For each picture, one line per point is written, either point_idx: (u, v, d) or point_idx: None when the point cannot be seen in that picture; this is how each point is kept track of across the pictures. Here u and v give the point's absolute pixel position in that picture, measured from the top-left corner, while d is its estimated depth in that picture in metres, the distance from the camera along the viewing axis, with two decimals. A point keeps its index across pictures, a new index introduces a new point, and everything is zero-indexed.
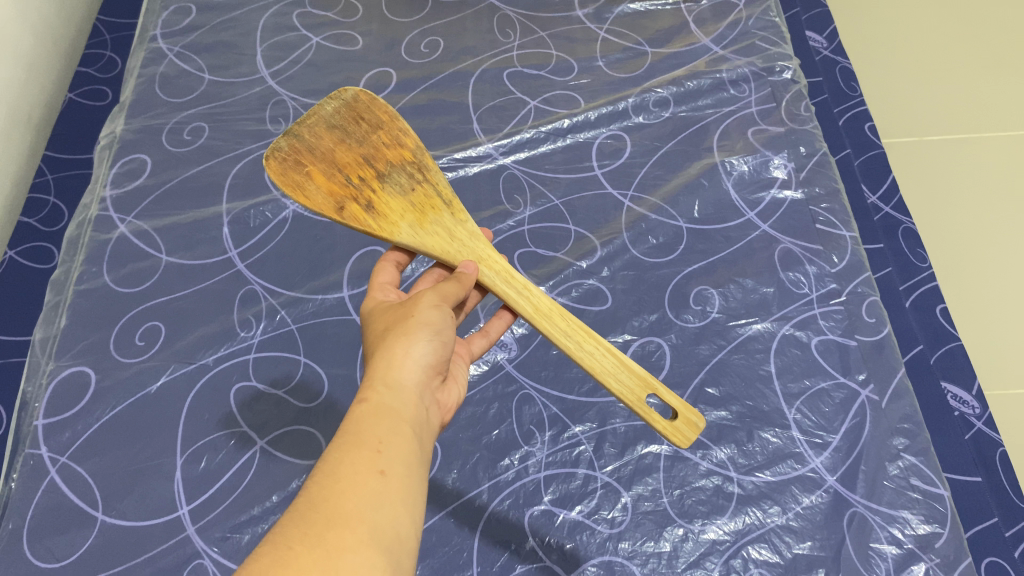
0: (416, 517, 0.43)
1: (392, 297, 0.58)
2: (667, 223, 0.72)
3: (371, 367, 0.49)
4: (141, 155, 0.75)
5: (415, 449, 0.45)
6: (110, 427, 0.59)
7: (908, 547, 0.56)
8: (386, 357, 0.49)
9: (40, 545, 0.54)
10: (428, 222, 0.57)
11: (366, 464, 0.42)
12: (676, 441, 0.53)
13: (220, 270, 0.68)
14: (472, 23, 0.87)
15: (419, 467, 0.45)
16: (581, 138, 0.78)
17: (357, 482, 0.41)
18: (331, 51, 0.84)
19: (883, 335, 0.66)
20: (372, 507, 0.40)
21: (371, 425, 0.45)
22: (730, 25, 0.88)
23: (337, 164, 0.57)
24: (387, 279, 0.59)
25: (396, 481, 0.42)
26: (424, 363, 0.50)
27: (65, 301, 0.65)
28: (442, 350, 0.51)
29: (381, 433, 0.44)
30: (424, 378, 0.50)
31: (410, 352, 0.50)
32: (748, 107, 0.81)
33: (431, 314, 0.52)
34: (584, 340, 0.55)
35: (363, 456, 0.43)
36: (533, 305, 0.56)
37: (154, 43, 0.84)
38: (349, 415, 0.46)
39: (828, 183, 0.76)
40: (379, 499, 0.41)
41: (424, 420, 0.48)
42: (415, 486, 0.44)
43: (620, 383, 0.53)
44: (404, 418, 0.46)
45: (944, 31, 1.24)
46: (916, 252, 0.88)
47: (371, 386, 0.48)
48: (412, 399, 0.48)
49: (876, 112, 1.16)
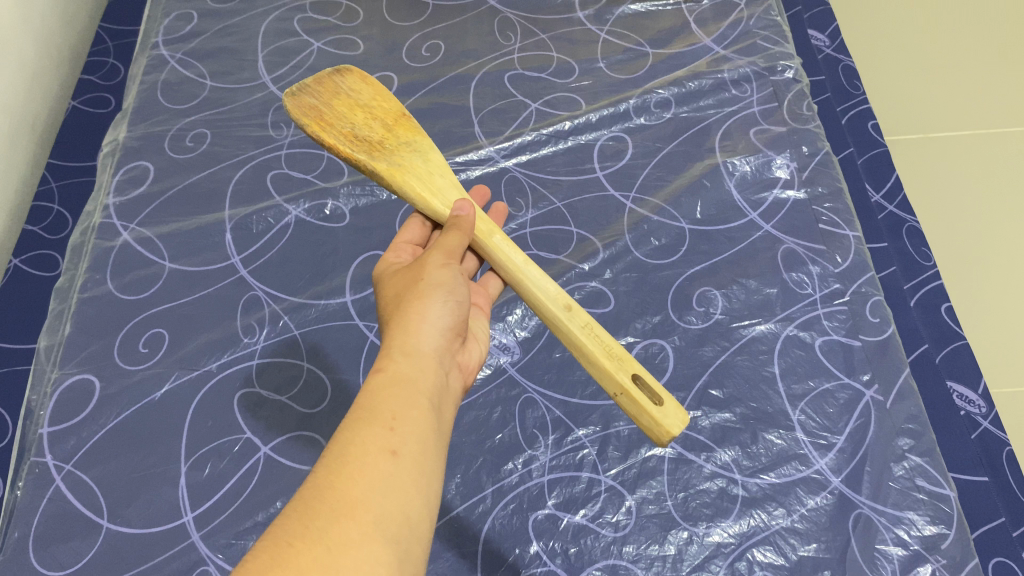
0: (428, 499, 0.43)
1: (404, 257, 0.60)
2: (669, 224, 0.72)
3: (390, 333, 0.50)
4: (144, 162, 0.75)
5: (431, 422, 0.45)
6: (115, 434, 0.59)
7: (914, 548, 0.56)
8: (403, 323, 0.50)
9: (46, 552, 0.54)
10: (413, 162, 0.59)
11: (378, 444, 0.42)
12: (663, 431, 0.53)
13: (223, 277, 0.68)
14: (473, 26, 0.87)
15: (434, 443, 0.45)
16: (583, 140, 0.78)
17: (367, 464, 0.41)
18: (332, 57, 0.84)
19: (887, 335, 0.66)
20: (380, 493, 0.41)
21: (384, 399, 0.45)
22: (731, 25, 0.88)
23: (365, 99, 0.62)
24: (409, 237, 0.61)
25: (408, 461, 0.43)
26: (441, 326, 0.51)
27: (69, 309, 0.66)
28: (458, 311, 0.52)
29: (395, 407, 0.45)
30: (442, 342, 0.50)
31: (426, 316, 0.50)
32: (749, 107, 0.81)
33: (442, 275, 0.52)
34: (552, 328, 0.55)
35: (375, 434, 0.43)
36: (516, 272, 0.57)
37: (157, 50, 0.85)
38: (365, 387, 0.46)
39: (831, 183, 0.76)
40: (387, 483, 0.41)
41: (443, 386, 0.49)
42: (429, 464, 0.44)
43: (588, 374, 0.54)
44: (421, 387, 0.47)
45: (948, 27, 1.23)
46: (920, 250, 0.88)
47: (389, 355, 0.48)
48: (431, 365, 0.49)
49: (879, 110, 1.15)
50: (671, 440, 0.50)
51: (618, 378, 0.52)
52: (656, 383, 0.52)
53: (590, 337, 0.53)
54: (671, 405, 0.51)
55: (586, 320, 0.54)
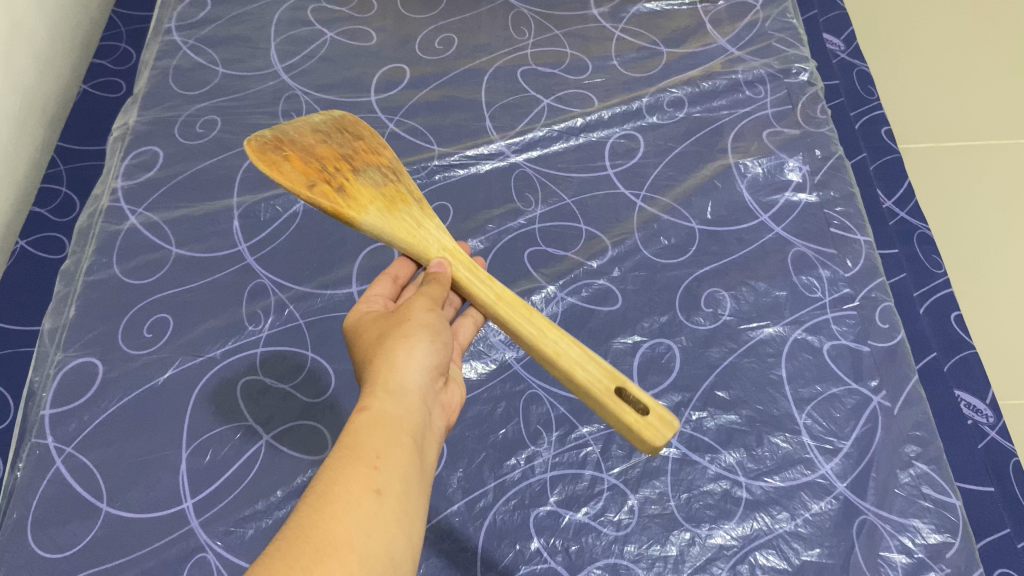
0: (411, 540, 0.43)
1: (377, 308, 0.57)
2: (679, 224, 0.71)
3: (372, 374, 0.50)
4: (154, 147, 0.75)
5: (414, 460, 0.45)
6: (117, 418, 0.59)
7: (919, 556, 0.55)
8: (388, 361, 0.50)
9: (44, 535, 0.54)
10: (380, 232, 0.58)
11: (362, 482, 0.42)
12: (650, 437, 0.48)
13: (230, 264, 0.68)
14: (487, 20, 0.87)
15: (417, 483, 0.45)
16: (594, 137, 0.77)
17: (351, 503, 0.41)
18: (345, 47, 0.84)
19: (897, 340, 0.65)
20: (364, 533, 0.40)
21: (368, 438, 0.45)
22: (747, 26, 0.88)
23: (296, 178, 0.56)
24: (381, 291, 0.59)
25: (392, 501, 0.42)
26: (426, 366, 0.50)
27: (74, 292, 0.65)
28: (443, 352, 0.52)
29: (379, 446, 0.44)
30: (427, 381, 0.50)
31: (410, 355, 0.50)
32: (763, 109, 0.80)
33: (428, 317, 0.52)
34: (547, 329, 0.53)
35: (359, 473, 0.43)
36: (495, 294, 0.55)
37: (169, 35, 0.85)
38: (350, 425, 0.46)
39: (844, 187, 0.75)
40: (371, 523, 0.41)
41: (426, 426, 0.48)
42: (412, 504, 0.44)
43: (587, 373, 0.51)
44: (405, 426, 0.47)
45: (964, 36, 1.22)
46: (931, 258, 0.87)
47: (373, 392, 0.48)
48: (416, 405, 0.48)
49: (892, 117, 1.14)
50: (659, 452, 0.49)
51: (601, 397, 0.50)
52: (642, 394, 0.49)
53: (568, 360, 0.52)
54: (654, 428, 0.48)
55: (555, 347, 0.52)
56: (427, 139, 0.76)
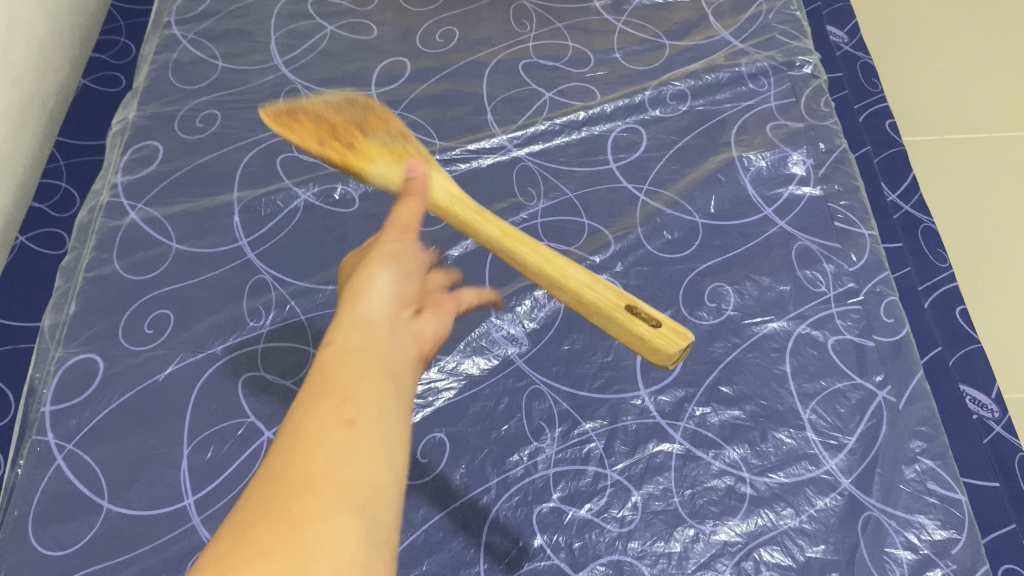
0: (398, 466, 0.37)
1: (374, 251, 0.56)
2: (682, 218, 0.71)
3: (337, 312, 0.45)
4: (154, 142, 0.74)
5: (389, 383, 0.40)
6: (118, 414, 0.59)
7: (924, 553, 0.55)
8: (349, 295, 0.45)
9: (45, 532, 0.54)
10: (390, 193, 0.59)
11: (330, 412, 0.36)
12: (665, 347, 0.48)
13: (231, 259, 0.67)
14: (488, 13, 0.86)
15: (396, 406, 0.39)
16: (597, 130, 0.77)
17: (320, 433, 0.35)
18: (345, 40, 0.83)
19: (901, 335, 0.65)
20: (340, 461, 0.34)
21: (332, 370, 0.39)
22: (750, 18, 0.87)
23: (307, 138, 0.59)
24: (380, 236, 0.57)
25: (369, 425, 0.36)
26: (391, 294, 0.46)
27: (74, 288, 0.65)
28: (410, 279, 0.48)
29: (349, 376, 0.39)
30: (394, 311, 0.45)
31: (373, 282, 0.46)
32: (767, 102, 0.80)
33: (394, 246, 0.49)
34: (555, 257, 0.53)
35: (326, 402, 0.37)
36: (500, 230, 0.55)
37: (168, 29, 0.84)
38: (314, 362, 0.40)
39: (848, 180, 0.74)
40: (347, 449, 0.35)
41: (400, 351, 0.43)
42: (394, 427, 0.38)
43: (598, 292, 0.51)
44: (376, 352, 0.41)
45: (969, 27, 1.21)
46: (935, 251, 0.87)
47: (337, 327, 0.43)
48: (384, 332, 0.43)
49: (896, 109, 1.13)
50: (677, 362, 0.49)
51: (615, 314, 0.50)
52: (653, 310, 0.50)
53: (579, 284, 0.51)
54: (668, 337, 0.48)
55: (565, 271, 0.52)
56: (429, 133, 0.76)
